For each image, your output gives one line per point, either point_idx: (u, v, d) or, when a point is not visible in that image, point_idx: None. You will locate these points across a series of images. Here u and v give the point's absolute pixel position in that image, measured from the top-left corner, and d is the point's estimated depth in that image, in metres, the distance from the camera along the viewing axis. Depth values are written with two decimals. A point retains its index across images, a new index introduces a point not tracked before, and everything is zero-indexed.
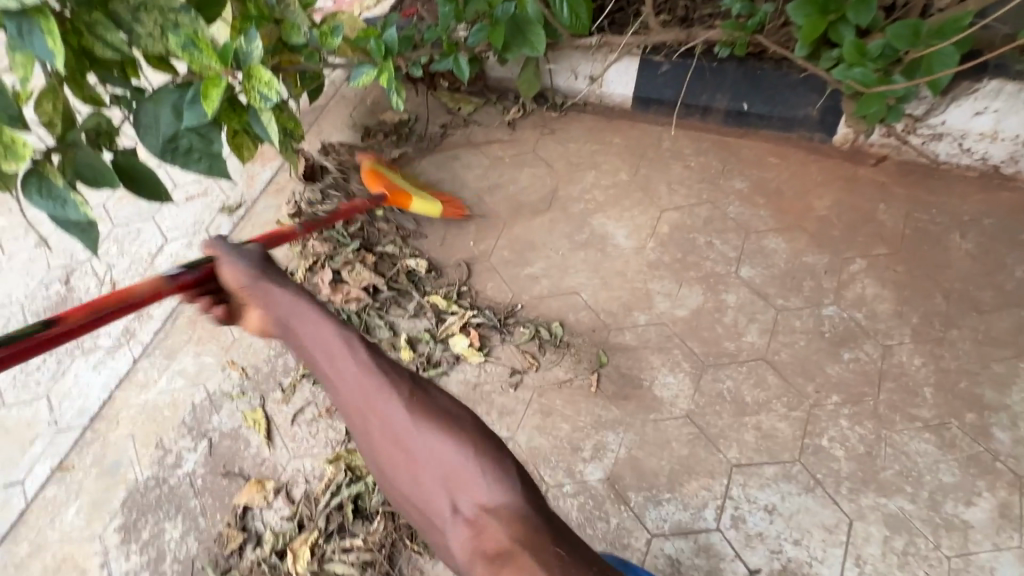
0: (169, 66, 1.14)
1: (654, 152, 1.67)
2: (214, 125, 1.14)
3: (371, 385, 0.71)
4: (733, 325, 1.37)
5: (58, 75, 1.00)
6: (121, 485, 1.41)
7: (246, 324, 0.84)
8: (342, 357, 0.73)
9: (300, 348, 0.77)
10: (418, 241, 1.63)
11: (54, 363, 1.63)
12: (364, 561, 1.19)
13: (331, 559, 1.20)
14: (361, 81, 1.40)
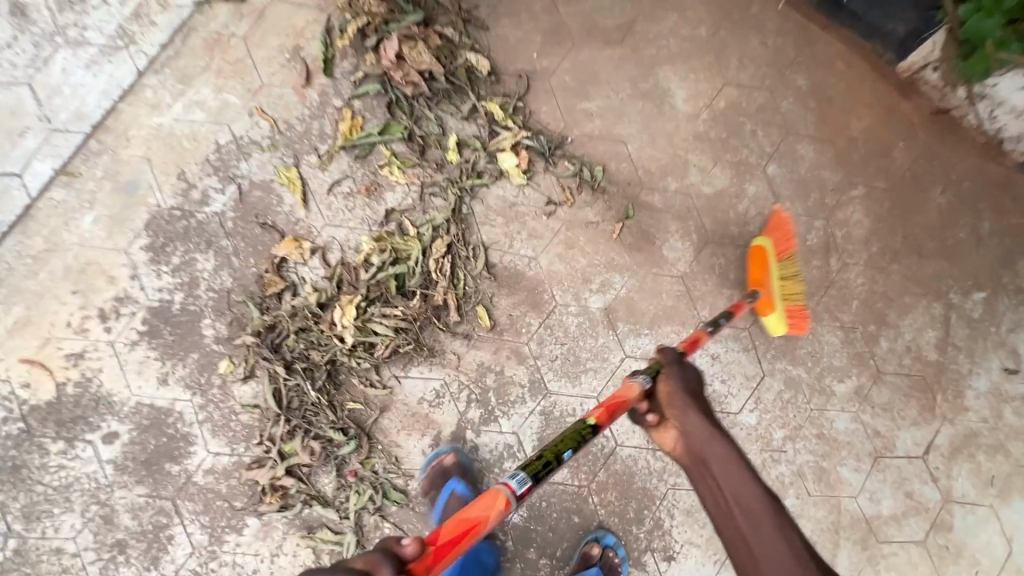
0: None
1: (741, 14, 1.60)
2: None
3: (773, 526, 0.86)
4: (742, 214, 1.57)
5: None
6: (141, 207, 1.40)
7: (662, 438, 1.01)
8: (748, 490, 0.89)
9: (672, 435, 0.99)
10: (480, 35, 1.52)
11: (30, 45, 1.40)
12: (401, 328, 1.38)
13: (372, 321, 1.37)
14: None
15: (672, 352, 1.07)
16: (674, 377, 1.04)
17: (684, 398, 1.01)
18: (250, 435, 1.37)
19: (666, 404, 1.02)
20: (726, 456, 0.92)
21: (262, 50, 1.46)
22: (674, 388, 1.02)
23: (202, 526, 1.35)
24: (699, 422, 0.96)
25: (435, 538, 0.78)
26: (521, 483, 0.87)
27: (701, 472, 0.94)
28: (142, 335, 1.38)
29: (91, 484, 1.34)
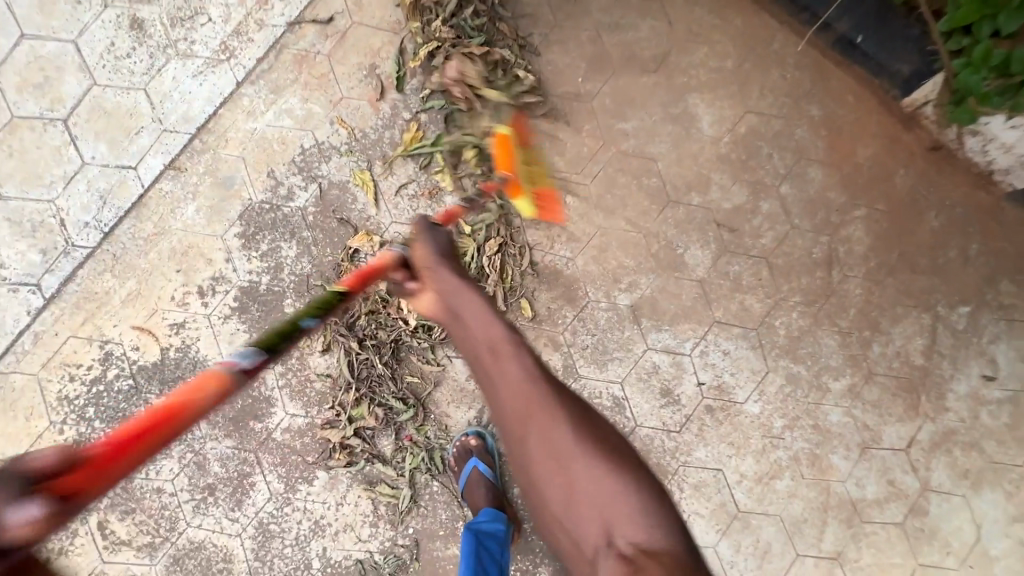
0: None
1: (764, 50, 1.80)
2: None
3: (511, 370, 0.93)
4: (756, 228, 1.77)
5: None
6: (236, 200, 1.61)
7: (416, 298, 1.05)
8: (484, 334, 0.96)
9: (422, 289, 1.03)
10: (532, 60, 1.72)
11: (146, 56, 1.62)
12: None
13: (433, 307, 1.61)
14: None
15: (424, 220, 1.08)
16: (424, 242, 1.04)
17: (436, 256, 1.01)
18: (323, 400, 1.60)
19: (418, 266, 1.02)
20: (469, 307, 0.97)
21: (343, 66, 1.67)
22: (426, 247, 1.03)
23: (278, 476, 1.58)
24: (446, 275, 0.99)
25: (123, 427, 0.61)
26: (246, 357, 0.79)
27: (455, 326, 0.99)
28: (233, 310, 1.60)
29: (187, 435, 1.57)
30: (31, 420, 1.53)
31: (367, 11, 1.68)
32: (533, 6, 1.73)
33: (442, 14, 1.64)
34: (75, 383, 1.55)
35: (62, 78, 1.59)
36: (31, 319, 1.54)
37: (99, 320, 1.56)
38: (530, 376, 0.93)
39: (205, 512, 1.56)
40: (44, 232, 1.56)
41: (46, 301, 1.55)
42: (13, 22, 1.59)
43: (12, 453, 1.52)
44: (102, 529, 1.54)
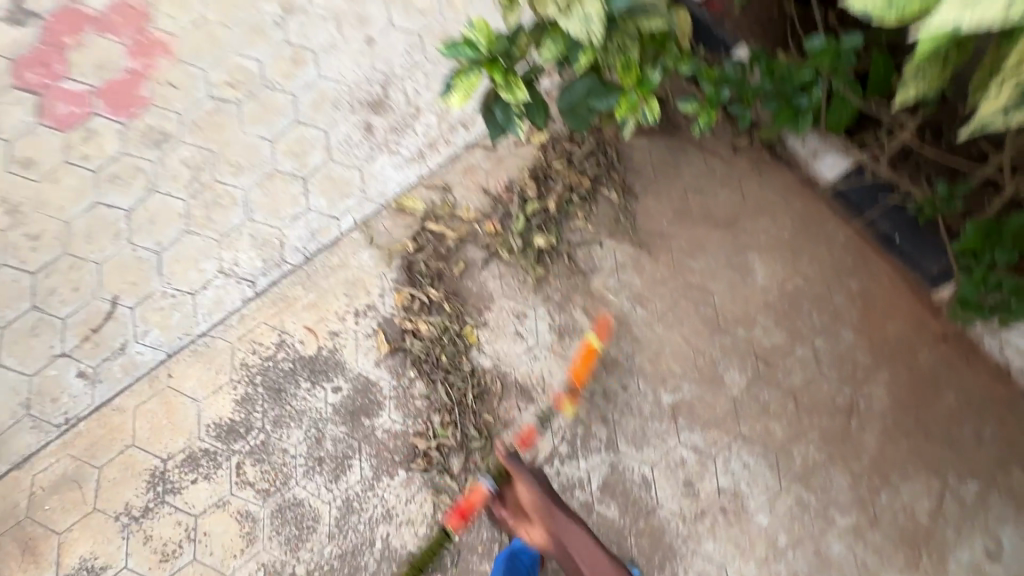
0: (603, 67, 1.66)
1: (817, 229, 2.26)
2: (603, 98, 1.63)
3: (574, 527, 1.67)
4: (788, 367, 2.14)
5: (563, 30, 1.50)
6: (398, 254, 2.23)
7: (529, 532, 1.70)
8: (570, 525, 1.67)
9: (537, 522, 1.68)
10: (632, 202, 2.30)
11: (368, 147, 2.36)
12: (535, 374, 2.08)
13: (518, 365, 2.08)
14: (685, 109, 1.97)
15: (514, 458, 1.78)
16: (524, 481, 1.74)
17: (536, 484, 1.73)
18: (418, 414, 2.07)
19: (530, 505, 1.70)
20: (538, 501, 1.69)
21: (495, 180, 2.32)
22: (534, 490, 1.71)
23: (370, 465, 2.03)
24: (528, 483, 1.72)
25: None
26: None
27: (562, 539, 1.66)
28: (373, 331, 2.15)
29: (316, 415, 2.08)
30: (218, 373, 2.12)
31: (521, 146, 2.35)
32: (640, 164, 2.34)
33: (569, 164, 2.30)
34: (255, 356, 2.14)
35: (312, 152, 2.36)
36: (242, 303, 2.19)
37: (284, 316, 2.18)
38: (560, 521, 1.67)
39: (310, 477, 2.03)
40: (269, 247, 2.25)
41: (256, 293, 2.20)
42: (294, 111, 2.41)
43: (199, 395, 2.09)
44: (237, 470, 2.03)
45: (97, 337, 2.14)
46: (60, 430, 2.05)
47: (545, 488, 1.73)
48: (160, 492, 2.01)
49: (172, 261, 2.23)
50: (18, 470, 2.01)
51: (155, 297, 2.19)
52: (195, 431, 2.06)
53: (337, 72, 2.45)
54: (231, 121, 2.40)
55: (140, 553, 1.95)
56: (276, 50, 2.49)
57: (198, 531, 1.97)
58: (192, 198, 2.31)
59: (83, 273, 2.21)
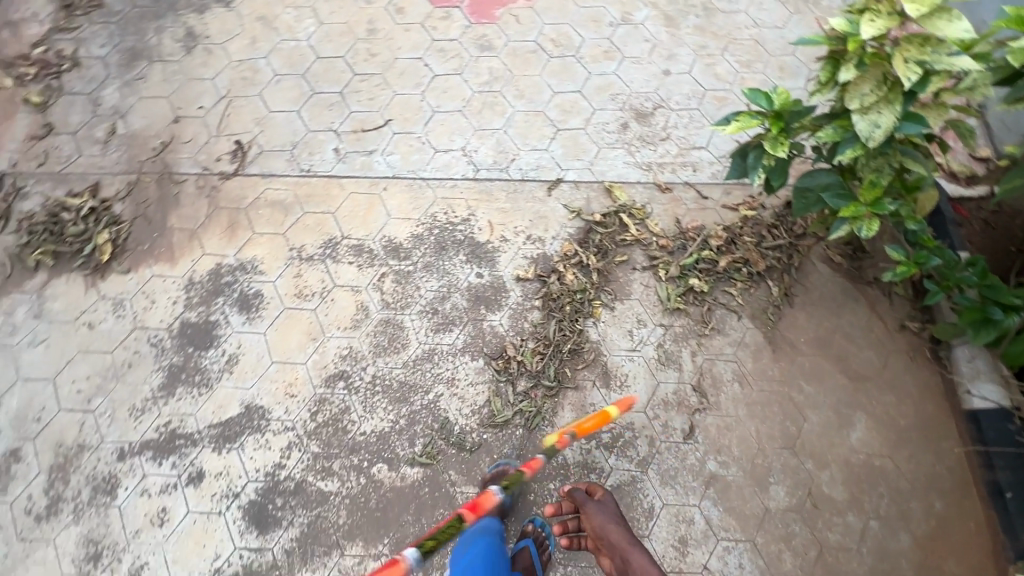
0: (847, 176, 1.98)
1: (933, 437, 2.30)
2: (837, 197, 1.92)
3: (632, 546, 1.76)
4: (832, 523, 2.17)
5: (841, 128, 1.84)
6: (585, 217, 2.61)
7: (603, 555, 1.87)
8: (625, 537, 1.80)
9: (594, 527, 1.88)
10: (786, 306, 2.49)
11: (615, 137, 2.80)
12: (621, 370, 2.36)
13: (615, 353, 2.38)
14: (889, 255, 2.13)
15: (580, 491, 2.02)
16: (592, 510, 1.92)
17: (610, 516, 1.86)
18: (521, 332, 2.40)
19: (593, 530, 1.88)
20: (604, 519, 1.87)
21: (691, 217, 2.62)
22: (602, 521, 1.84)
23: (464, 340, 2.39)
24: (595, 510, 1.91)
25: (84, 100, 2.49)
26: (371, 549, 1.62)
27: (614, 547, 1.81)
28: (531, 255, 2.54)
29: (455, 281, 2.49)
30: (414, 208, 2.62)
31: (728, 208, 2.64)
32: (812, 284, 2.53)
33: (756, 244, 2.55)
34: (443, 214, 2.62)
35: (575, 114, 2.85)
36: (460, 177, 2.69)
37: (481, 203, 2.64)
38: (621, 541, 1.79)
39: (420, 317, 2.43)
40: (503, 155, 2.75)
41: (473, 177, 2.70)
42: (582, 82, 2.93)
43: (393, 212, 2.61)
44: (380, 276, 2.49)
45: (361, 136, 2.77)
46: (300, 173, 2.68)
47: (616, 516, 1.87)
48: (326, 253, 2.53)
49: (437, 121, 2.82)
50: (261, 179, 2.67)
51: (411, 136, 2.77)
52: (373, 232, 2.57)
53: (629, 77, 2.95)
54: (537, 63, 2.98)
55: (286, 281, 2.48)
56: (599, 38, 3.05)
57: (328, 295, 2.46)
58: (477, 93, 2.89)
59: (383, 93, 2.88)
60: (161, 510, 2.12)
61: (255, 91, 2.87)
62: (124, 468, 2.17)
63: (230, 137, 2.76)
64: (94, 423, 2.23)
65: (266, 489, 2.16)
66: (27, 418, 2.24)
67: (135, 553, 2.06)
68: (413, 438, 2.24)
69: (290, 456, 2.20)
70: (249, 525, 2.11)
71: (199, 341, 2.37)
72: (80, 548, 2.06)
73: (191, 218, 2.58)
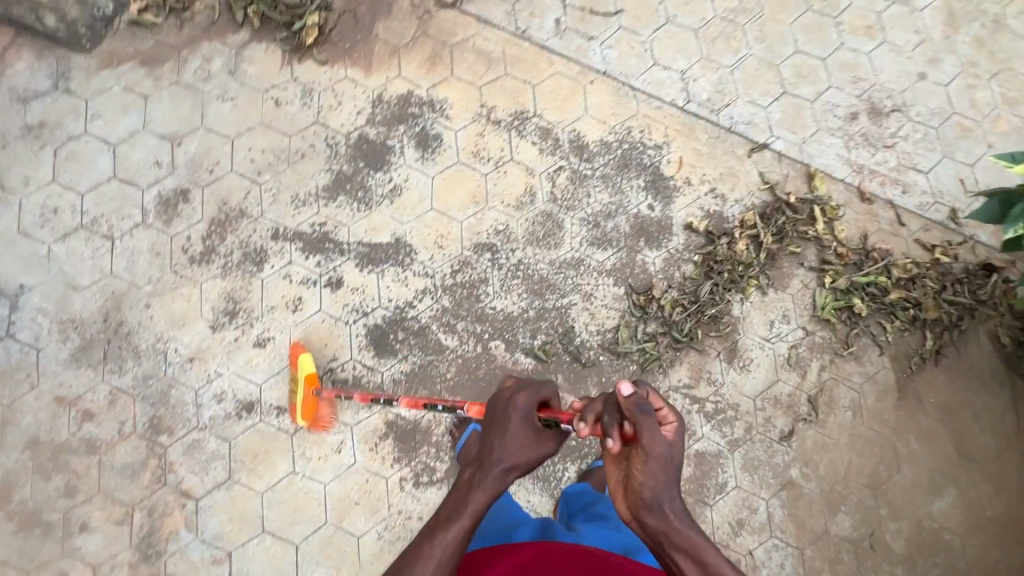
0: None
1: (1010, 538, 2.30)
2: None
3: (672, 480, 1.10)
4: (879, 567, 2.24)
5: None
6: (775, 194, 2.46)
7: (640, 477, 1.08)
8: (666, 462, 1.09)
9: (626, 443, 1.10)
10: (932, 362, 2.40)
11: (839, 124, 2.57)
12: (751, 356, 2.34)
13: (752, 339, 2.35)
14: None
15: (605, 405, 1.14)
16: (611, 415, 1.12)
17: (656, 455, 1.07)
18: (670, 279, 2.37)
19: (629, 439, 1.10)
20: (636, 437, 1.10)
21: (879, 238, 2.47)
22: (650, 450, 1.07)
23: (614, 263, 2.36)
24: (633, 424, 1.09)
25: None
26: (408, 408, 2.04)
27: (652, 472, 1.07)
28: (708, 209, 2.43)
29: (626, 202, 2.42)
30: (612, 114, 2.49)
31: (921, 244, 2.47)
32: (967, 352, 2.42)
33: (936, 292, 2.40)
34: (638, 132, 2.48)
35: (808, 83, 2.60)
36: (669, 100, 2.52)
37: (678, 136, 2.49)
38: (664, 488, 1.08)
39: (580, 223, 2.38)
40: (720, 95, 2.54)
41: (682, 106, 2.52)
42: (830, 51, 2.64)
43: (590, 110, 2.48)
44: (556, 168, 2.42)
45: (588, 16, 2.57)
46: (514, 31, 2.53)
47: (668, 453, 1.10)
48: (513, 124, 2.44)
49: (667, 32, 2.59)
50: (474, 21, 2.52)
51: (636, 38, 2.56)
52: (564, 122, 2.46)
53: (881, 64, 2.64)
54: (792, 9, 2.66)
55: (469, 136, 2.42)
56: (868, 8, 2.70)
57: (502, 166, 2.41)
58: (718, 19, 2.62)
59: None
60: (297, 298, 2.24)
61: None
62: (275, 248, 2.27)
63: None
64: (258, 196, 2.31)
65: (392, 320, 2.25)
66: (202, 166, 2.31)
67: (266, 326, 2.21)
68: (535, 331, 2.28)
69: (422, 300, 2.27)
70: (369, 345, 2.23)
71: (371, 160, 2.37)
72: (221, 301, 2.21)
73: (397, 34, 2.48)
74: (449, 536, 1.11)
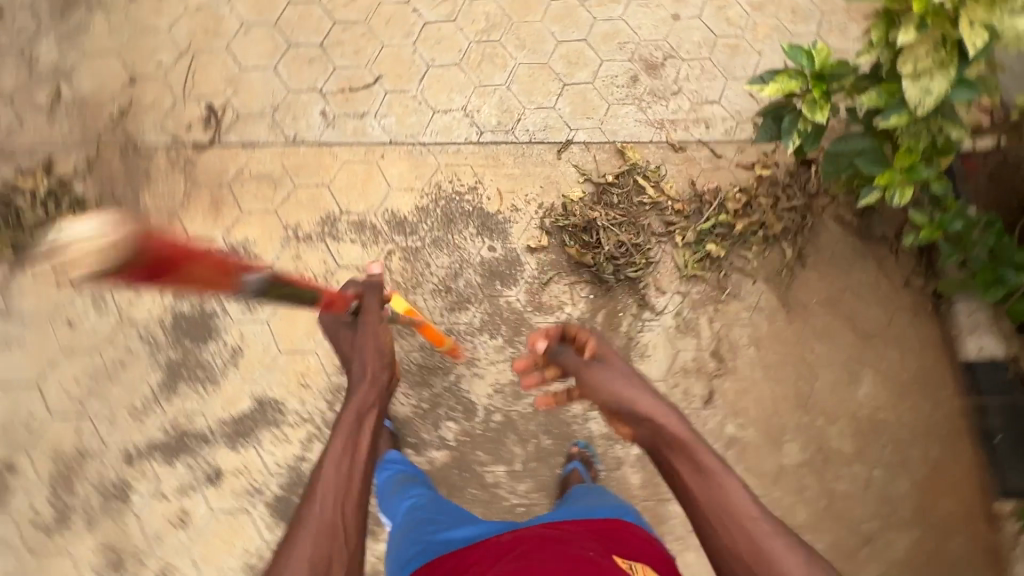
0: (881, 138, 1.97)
1: (936, 389, 2.41)
2: (873, 164, 1.90)
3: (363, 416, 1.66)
4: (839, 474, 2.31)
5: (887, 91, 1.78)
6: (596, 181, 2.49)
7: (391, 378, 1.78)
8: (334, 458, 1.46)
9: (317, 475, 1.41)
10: (799, 267, 2.49)
11: (624, 93, 2.63)
12: (642, 343, 2.36)
13: (638, 326, 2.37)
14: (915, 216, 2.12)
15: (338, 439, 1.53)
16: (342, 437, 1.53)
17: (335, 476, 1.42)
18: (539, 307, 2.35)
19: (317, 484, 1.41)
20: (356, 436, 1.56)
21: (705, 178, 2.55)
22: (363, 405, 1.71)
23: (481, 318, 2.31)
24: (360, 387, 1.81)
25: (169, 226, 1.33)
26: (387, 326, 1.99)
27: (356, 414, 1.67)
28: (545, 224, 2.42)
29: (466, 256, 2.37)
30: (416, 179, 2.43)
31: (742, 167, 2.56)
32: (825, 244, 2.52)
33: (772, 206, 2.49)
34: (448, 183, 2.43)
35: (582, 67, 2.64)
36: (463, 140, 2.49)
37: (487, 171, 2.47)
38: (699, 493, 1.32)
39: (433, 297, 2.32)
40: (507, 114, 2.54)
41: (478, 140, 2.50)
42: (588, 29, 2.68)
43: (392, 182, 2.41)
44: (387, 254, 2.34)
45: (350, 95, 2.50)
46: (285, 142, 2.43)
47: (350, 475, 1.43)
48: (324, 232, 2.34)
49: (434, 79, 2.56)
50: (241, 150, 2.40)
51: (406, 95, 2.52)
52: (374, 207, 2.38)
53: (638, 21, 2.72)
54: (537, 6, 2.69)
55: (286, 263, 2.29)
56: None
57: (333, 276, 2.30)
58: (474, 43, 2.61)
59: (370, 44, 2.57)
60: (182, 511, 2.05)
61: (220, 44, 2.50)
62: (136, 472, 2.07)
63: (199, 100, 2.44)
64: (93, 428, 2.10)
65: (291, 482, 2.10)
66: (20, 427, 2.10)
67: (163, 556, 2.02)
68: (437, 421, 2.21)
69: (312, 448, 2.13)
70: (278, 520, 2.07)
71: (196, 334, 2.19)
72: (103, 555, 2.01)
73: (168, 197, 2.32)
74: (353, 466, 1.45)
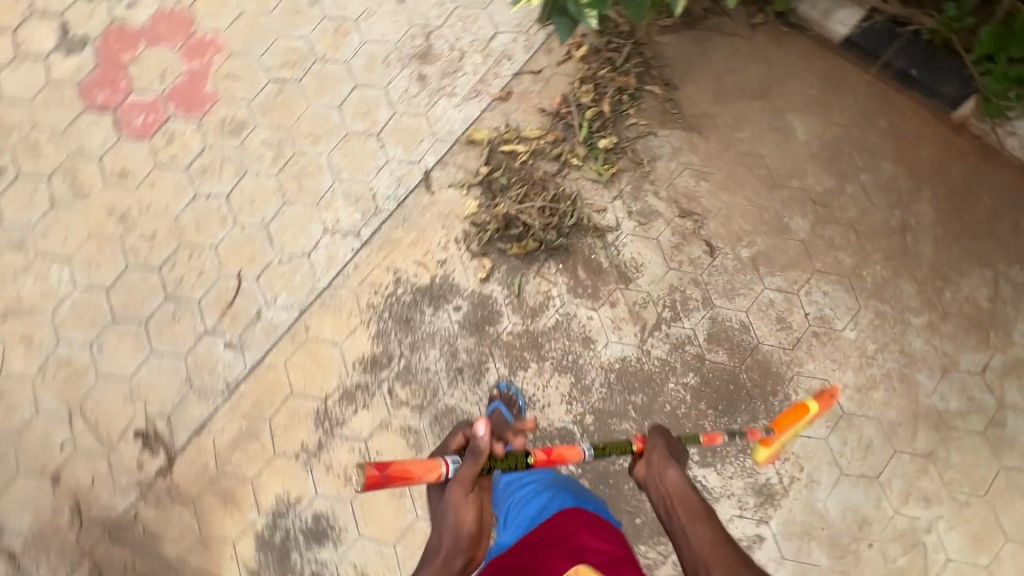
0: None
1: (842, 81, 2.54)
2: None
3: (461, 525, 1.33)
4: (843, 204, 2.43)
5: None
6: (477, 181, 2.44)
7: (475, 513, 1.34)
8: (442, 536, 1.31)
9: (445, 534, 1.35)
10: (674, 93, 2.53)
11: (426, 95, 2.55)
12: (628, 258, 2.37)
13: (614, 249, 2.38)
14: None
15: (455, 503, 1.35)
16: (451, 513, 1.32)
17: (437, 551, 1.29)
18: (535, 312, 2.32)
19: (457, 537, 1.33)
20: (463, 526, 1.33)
21: (548, 98, 2.53)
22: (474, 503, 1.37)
23: (505, 363, 2.28)
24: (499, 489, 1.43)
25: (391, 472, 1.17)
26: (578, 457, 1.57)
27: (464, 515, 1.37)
28: (475, 249, 2.38)
29: (446, 333, 2.31)
30: (350, 317, 2.34)
31: (563, 64, 2.56)
32: (674, 58, 2.57)
33: (614, 69, 2.53)
34: (376, 295, 2.35)
35: (377, 109, 2.55)
36: (352, 253, 2.40)
37: (394, 256, 2.39)
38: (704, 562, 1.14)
39: (456, 386, 2.26)
40: (362, 199, 2.45)
41: (363, 241, 2.41)
42: (351, 77, 2.59)
43: (336, 338, 2.31)
44: (390, 393, 2.26)
45: (233, 310, 2.36)
46: (225, 395, 2.29)
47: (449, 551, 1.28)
48: (328, 427, 2.24)
49: (281, 231, 2.43)
50: (199, 436, 2.25)
51: (274, 265, 2.40)
52: (344, 369, 2.29)
53: (380, 33, 2.63)
54: (296, 98, 2.58)
55: (326, 480, 2.19)
56: (316, 24, 2.67)
57: (370, 451, 2.22)
58: (283, 174, 2.49)
59: (204, 257, 2.41)
60: None
61: (92, 378, 2.31)
62: None
63: (125, 436, 2.26)
64: None
65: None
66: None
67: None
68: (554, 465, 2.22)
69: None
70: None
71: None
72: None
73: (185, 532, 2.17)
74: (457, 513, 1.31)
